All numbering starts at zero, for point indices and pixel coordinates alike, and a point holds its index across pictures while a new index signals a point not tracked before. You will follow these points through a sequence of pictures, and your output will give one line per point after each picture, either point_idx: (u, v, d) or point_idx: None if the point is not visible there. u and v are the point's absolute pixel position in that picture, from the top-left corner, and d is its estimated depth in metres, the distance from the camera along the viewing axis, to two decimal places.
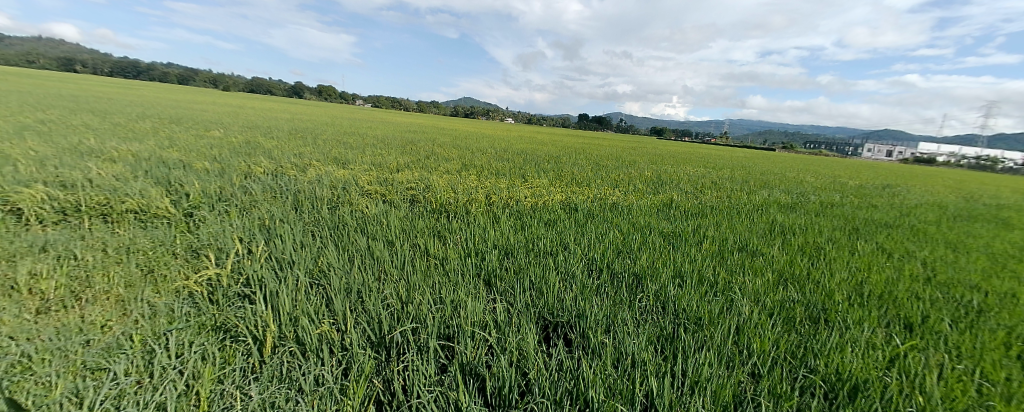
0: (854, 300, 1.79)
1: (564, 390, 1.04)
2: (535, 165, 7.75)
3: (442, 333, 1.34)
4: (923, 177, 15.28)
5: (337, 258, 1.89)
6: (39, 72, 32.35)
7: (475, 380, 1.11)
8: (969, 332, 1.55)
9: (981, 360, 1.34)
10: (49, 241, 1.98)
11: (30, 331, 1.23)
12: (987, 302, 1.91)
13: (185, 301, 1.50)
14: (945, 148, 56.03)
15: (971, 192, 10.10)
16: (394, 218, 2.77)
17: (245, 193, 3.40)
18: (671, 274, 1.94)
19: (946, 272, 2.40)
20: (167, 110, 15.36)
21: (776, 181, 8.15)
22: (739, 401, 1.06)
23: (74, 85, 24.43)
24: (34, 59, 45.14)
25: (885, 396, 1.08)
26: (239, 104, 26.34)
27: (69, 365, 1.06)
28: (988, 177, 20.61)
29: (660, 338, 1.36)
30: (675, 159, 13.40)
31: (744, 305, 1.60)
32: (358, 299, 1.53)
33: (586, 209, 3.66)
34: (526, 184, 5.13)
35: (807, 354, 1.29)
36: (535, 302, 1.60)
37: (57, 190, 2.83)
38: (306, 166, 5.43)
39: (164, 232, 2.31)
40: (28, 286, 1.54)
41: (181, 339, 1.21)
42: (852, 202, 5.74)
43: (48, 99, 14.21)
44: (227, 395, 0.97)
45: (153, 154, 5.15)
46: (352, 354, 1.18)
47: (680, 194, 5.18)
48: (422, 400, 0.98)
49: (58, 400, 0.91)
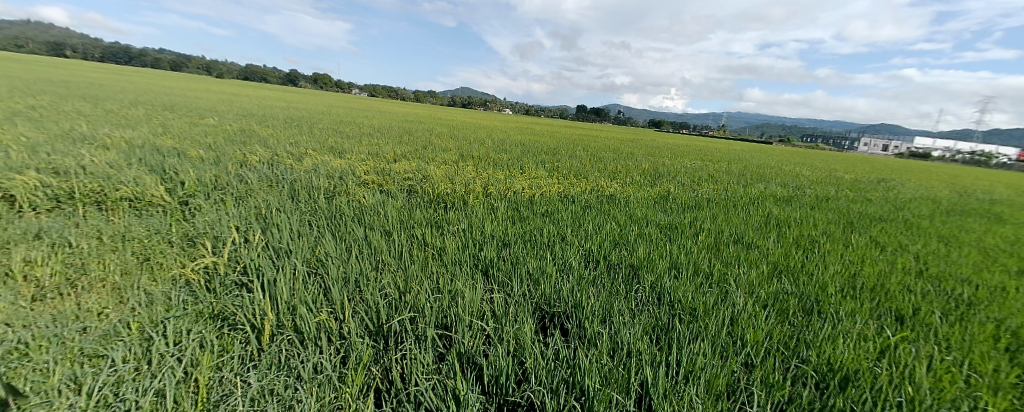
0: (847, 292, 1.82)
1: (562, 379, 1.06)
2: (532, 156, 7.74)
3: (441, 322, 1.34)
4: (916, 172, 15.38)
5: (334, 247, 1.89)
6: (28, 56, 31.81)
7: (473, 368, 1.13)
8: (959, 324, 1.58)
9: (969, 351, 1.37)
10: (44, 229, 1.96)
11: (26, 317, 1.23)
12: (978, 295, 1.94)
13: (182, 289, 1.50)
14: (941, 143, 56.29)
15: (966, 187, 10.19)
16: (391, 208, 2.77)
17: (241, 182, 3.37)
18: (667, 265, 1.96)
19: (938, 265, 2.43)
20: (160, 96, 15.13)
21: (773, 174, 8.20)
22: (732, 390, 1.09)
23: (65, 71, 23.94)
24: (21, 43, 43.94)
25: (875, 386, 1.10)
26: (234, 92, 25.94)
27: (67, 352, 1.06)
28: (982, 173, 20.77)
29: (656, 328, 1.38)
30: (674, 152, 13.42)
31: (739, 297, 1.61)
32: (356, 288, 1.53)
33: (583, 201, 3.66)
34: (523, 175, 5.13)
35: (800, 345, 1.32)
36: (533, 292, 1.61)
37: (50, 177, 2.80)
38: (302, 155, 5.37)
39: (160, 220, 2.29)
40: (22, 273, 1.53)
41: (180, 327, 1.21)
42: (848, 196, 5.77)
43: (36, 84, 13.91)
44: (226, 382, 0.98)
45: (146, 141, 5.09)
46: (351, 343, 1.19)
47: (676, 186, 5.21)
48: (420, 389, 0.99)
49: (57, 386, 0.92)
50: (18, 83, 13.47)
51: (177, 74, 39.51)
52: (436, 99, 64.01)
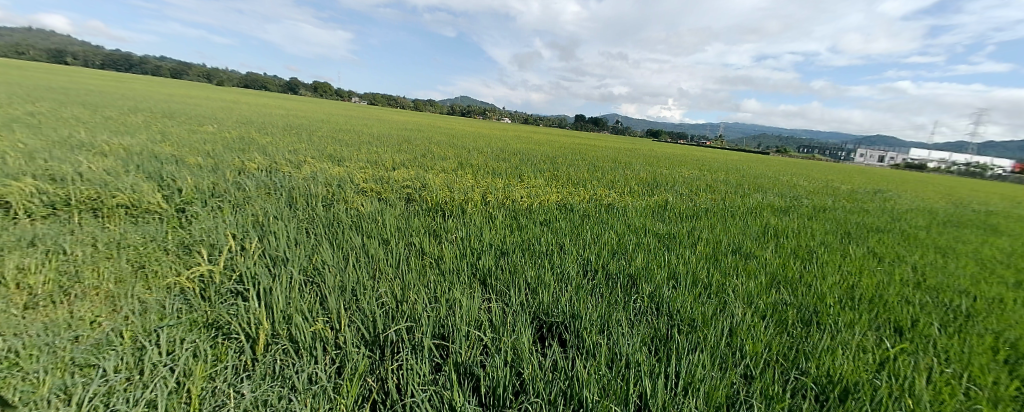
0: (845, 303, 1.82)
1: (559, 390, 1.04)
2: (531, 165, 7.78)
3: (437, 332, 1.33)
4: (911, 183, 15.51)
5: (332, 256, 1.88)
6: (30, 63, 32.03)
7: (470, 379, 1.11)
8: (958, 336, 1.58)
9: (969, 363, 1.37)
10: (38, 236, 1.95)
11: (18, 326, 1.21)
12: (976, 307, 1.94)
13: (176, 297, 1.48)
14: (935, 154, 56.87)
15: (961, 198, 10.29)
16: (389, 216, 2.77)
17: (239, 189, 3.36)
18: (665, 275, 1.96)
19: (935, 277, 2.43)
20: (159, 103, 15.17)
21: (770, 185, 8.28)
22: (732, 403, 1.07)
23: (67, 78, 24.00)
24: (22, 50, 44.10)
25: (875, 398, 1.10)
26: (233, 99, 26.08)
27: (57, 361, 1.04)
28: (977, 184, 20.90)
29: (654, 338, 1.37)
30: (672, 161, 13.53)
31: (737, 307, 1.61)
32: (353, 297, 1.52)
33: (582, 210, 3.67)
34: (522, 184, 5.15)
35: (799, 356, 1.31)
36: (531, 301, 1.61)
37: (46, 183, 2.78)
38: (301, 162, 5.39)
39: (156, 227, 2.28)
40: (15, 281, 1.51)
41: (173, 336, 1.20)
42: (844, 206, 5.81)
43: (36, 90, 13.93)
44: (220, 393, 0.96)
45: (145, 148, 5.08)
46: (347, 353, 1.17)
47: (674, 196, 5.24)
48: (417, 400, 0.97)
49: (46, 397, 0.90)
50: (17, 89, 13.48)
51: (177, 82, 39.76)
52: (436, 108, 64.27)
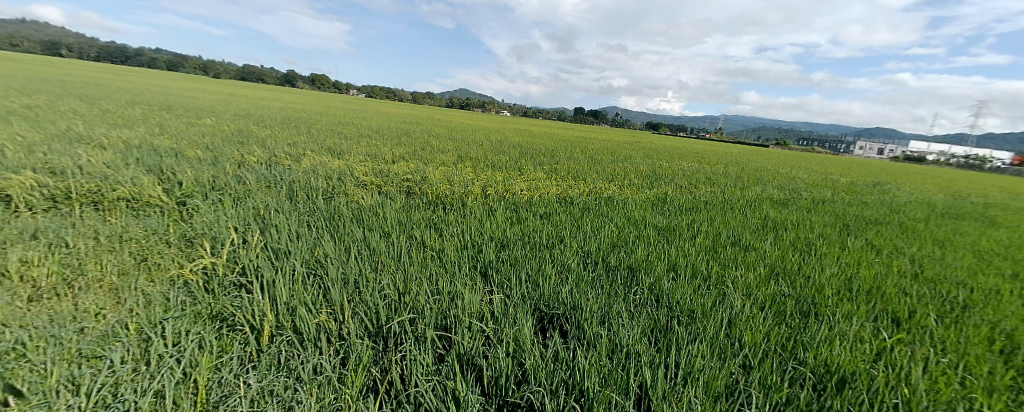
0: (844, 294, 1.84)
1: (561, 380, 1.06)
2: (530, 158, 7.77)
3: (440, 323, 1.35)
4: (910, 175, 15.53)
5: (334, 249, 1.88)
6: (25, 56, 31.77)
7: (473, 369, 1.13)
8: (954, 327, 1.59)
9: (965, 354, 1.39)
10: (40, 229, 1.95)
11: (22, 318, 1.22)
12: (972, 298, 1.96)
13: (180, 289, 1.49)
14: (935, 147, 56.79)
15: (960, 190, 10.34)
16: (390, 209, 2.77)
17: (239, 182, 3.36)
18: (665, 267, 1.97)
19: (933, 268, 2.46)
20: (156, 96, 15.07)
21: (769, 177, 8.31)
22: (731, 392, 1.09)
23: (64, 70, 23.76)
24: (16, 40, 43.63)
25: (871, 388, 1.12)
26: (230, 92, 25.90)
27: (64, 353, 1.05)
28: (974, 177, 20.95)
29: (654, 329, 1.38)
30: (672, 154, 13.53)
31: (736, 298, 1.63)
32: (355, 289, 1.54)
33: (582, 203, 3.68)
34: (522, 177, 5.14)
35: (797, 346, 1.33)
36: (531, 293, 1.62)
37: (46, 176, 2.78)
38: (300, 156, 5.37)
39: (157, 220, 2.28)
40: (19, 273, 1.52)
41: (179, 328, 1.21)
42: (843, 198, 5.85)
43: (32, 82, 13.88)
44: (225, 383, 0.97)
45: (143, 141, 5.06)
46: (351, 344, 1.19)
47: (673, 188, 5.25)
48: (421, 389, 0.99)
49: (54, 388, 0.91)
50: (13, 81, 13.40)
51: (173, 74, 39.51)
52: (435, 101, 63.75)
